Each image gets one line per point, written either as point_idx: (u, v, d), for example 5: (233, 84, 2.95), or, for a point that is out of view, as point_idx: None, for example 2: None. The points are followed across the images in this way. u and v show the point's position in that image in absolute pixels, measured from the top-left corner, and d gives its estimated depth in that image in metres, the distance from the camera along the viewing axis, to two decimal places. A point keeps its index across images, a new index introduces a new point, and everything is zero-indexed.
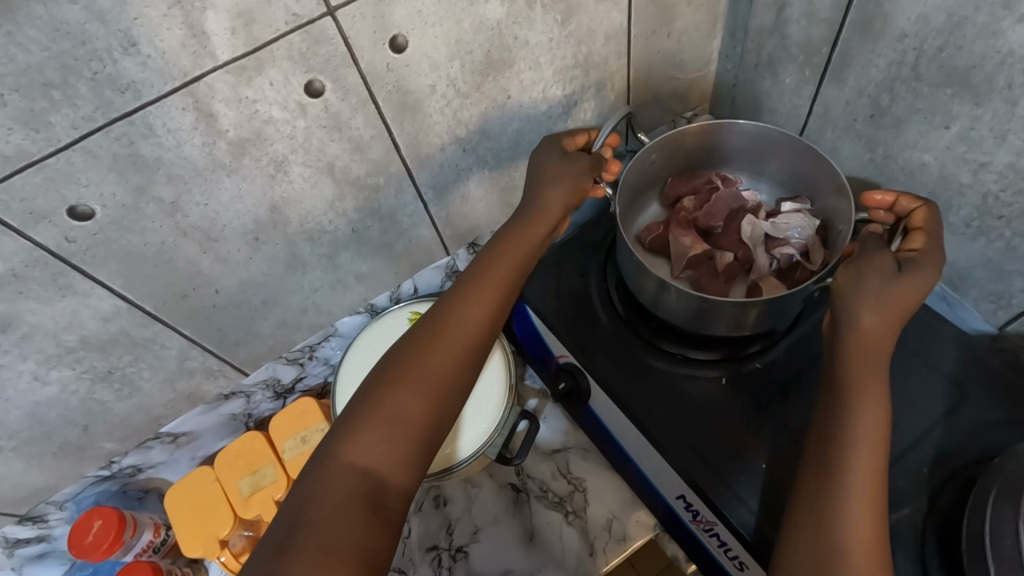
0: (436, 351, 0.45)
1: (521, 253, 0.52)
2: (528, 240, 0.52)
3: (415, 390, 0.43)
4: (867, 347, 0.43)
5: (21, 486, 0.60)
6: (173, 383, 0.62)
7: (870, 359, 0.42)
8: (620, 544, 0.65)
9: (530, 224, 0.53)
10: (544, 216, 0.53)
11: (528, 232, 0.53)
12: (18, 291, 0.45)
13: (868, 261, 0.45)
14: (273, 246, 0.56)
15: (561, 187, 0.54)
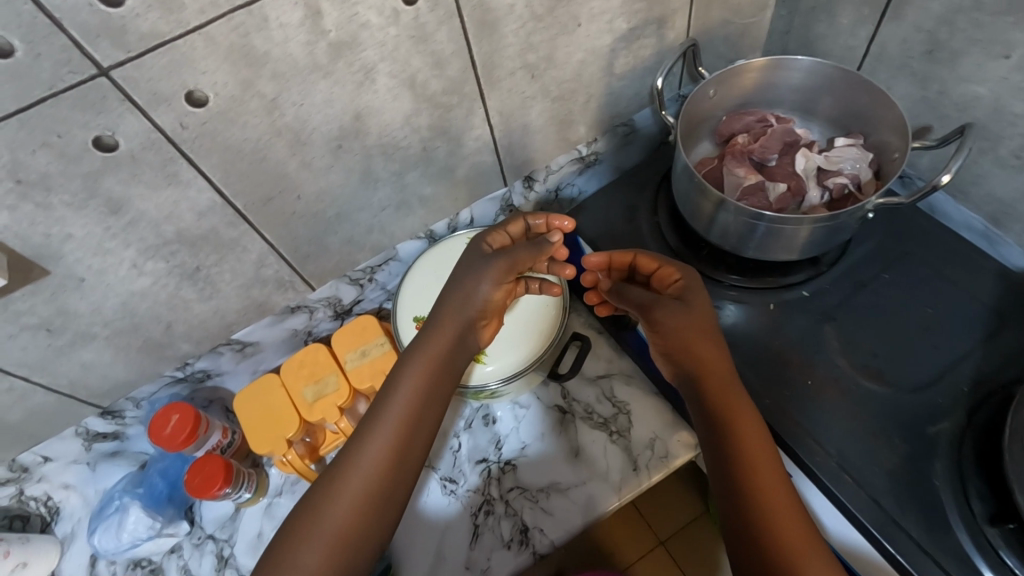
0: (361, 451, 0.51)
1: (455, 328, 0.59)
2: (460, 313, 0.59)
3: (347, 490, 0.49)
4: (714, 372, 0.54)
5: (107, 379, 0.65)
6: (249, 289, 0.66)
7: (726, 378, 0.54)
8: (662, 461, 0.68)
9: (436, 332, 0.58)
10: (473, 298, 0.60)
11: (439, 336, 0.58)
12: (134, 174, 0.49)
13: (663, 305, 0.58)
14: (352, 156, 0.59)
15: (472, 277, 0.60)
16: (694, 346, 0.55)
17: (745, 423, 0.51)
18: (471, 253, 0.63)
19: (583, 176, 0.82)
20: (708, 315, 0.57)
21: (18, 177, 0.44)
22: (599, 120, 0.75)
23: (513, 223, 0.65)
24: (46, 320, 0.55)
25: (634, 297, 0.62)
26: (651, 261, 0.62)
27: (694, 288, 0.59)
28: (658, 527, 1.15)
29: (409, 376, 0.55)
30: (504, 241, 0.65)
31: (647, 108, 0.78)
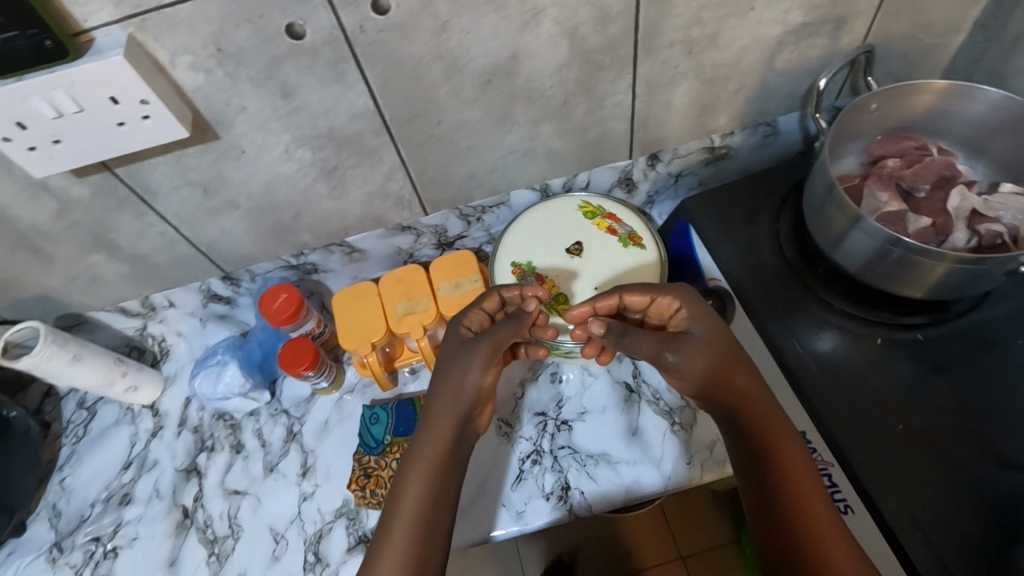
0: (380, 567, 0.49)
1: (456, 413, 0.57)
2: (457, 400, 0.57)
3: None
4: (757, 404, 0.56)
5: (237, 248, 0.72)
6: (373, 199, 0.70)
7: (773, 409, 0.56)
8: (718, 464, 0.67)
9: (434, 426, 0.56)
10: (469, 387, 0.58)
11: (437, 428, 0.56)
12: (310, 65, 0.53)
13: (679, 339, 0.58)
14: (498, 95, 0.61)
15: (463, 368, 0.58)
16: (727, 380, 0.56)
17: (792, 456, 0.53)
18: (448, 343, 0.61)
19: (709, 167, 0.80)
20: (725, 341, 0.58)
21: (220, 45, 0.50)
22: (742, 114, 0.73)
23: (488, 299, 0.63)
24: (206, 181, 0.62)
25: (642, 346, 0.58)
26: (643, 297, 0.60)
27: (701, 314, 0.59)
28: (682, 541, 1.14)
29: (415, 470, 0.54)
30: (481, 319, 0.63)
31: (795, 112, 0.75)
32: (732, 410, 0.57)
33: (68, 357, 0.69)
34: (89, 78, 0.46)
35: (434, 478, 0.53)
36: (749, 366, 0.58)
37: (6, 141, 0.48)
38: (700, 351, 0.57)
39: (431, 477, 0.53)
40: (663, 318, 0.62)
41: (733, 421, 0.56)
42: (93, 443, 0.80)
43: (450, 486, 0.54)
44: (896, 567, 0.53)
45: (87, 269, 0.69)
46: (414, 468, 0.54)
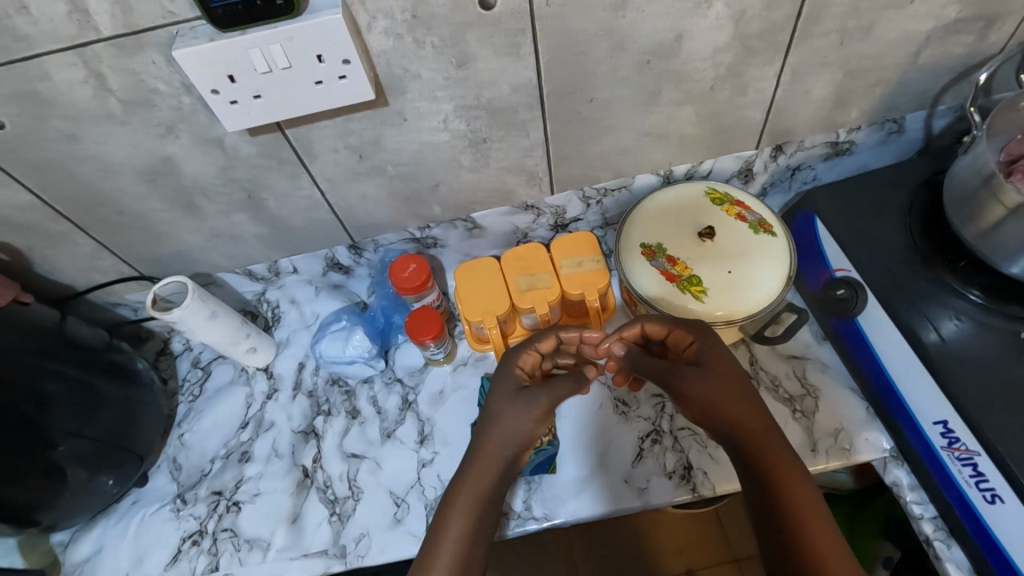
0: None
1: (500, 447, 0.60)
2: (499, 439, 0.61)
3: None
4: (755, 434, 0.58)
5: (370, 216, 0.74)
6: (508, 173, 0.72)
7: (770, 437, 0.57)
8: (843, 451, 0.68)
9: (478, 465, 0.60)
10: (512, 426, 0.61)
11: (482, 466, 0.59)
12: (490, 35, 0.55)
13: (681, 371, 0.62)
14: (652, 75, 0.62)
15: (515, 411, 0.62)
16: (726, 408, 0.59)
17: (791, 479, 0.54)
18: (502, 384, 0.65)
19: (827, 162, 0.81)
20: (726, 370, 0.62)
21: (416, 12, 0.51)
22: (872, 109, 0.74)
23: (547, 341, 0.68)
24: (362, 146, 0.63)
25: (649, 369, 0.66)
26: (661, 329, 0.66)
27: (706, 347, 0.63)
28: (735, 545, 1.16)
29: (457, 494, 0.58)
30: (534, 359, 0.68)
31: (923, 111, 0.75)
32: (730, 439, 0.59)
33: (208, 312, 0.70)
34: (307, 37, 0.48)
35: (478, 495, 0.58)
36: (747, 394, 0.60)
37: (214, 93, 0.50)
38: (704, 379, 0.61)
39: (473, 498, 0.58)
40: (679, 349, 0.67)
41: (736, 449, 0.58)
42: (209, 400, 0.82)
43: (493, 503, 0.58)
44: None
45: (230, 229, 0.71)
46: (457, 505, 0.57)
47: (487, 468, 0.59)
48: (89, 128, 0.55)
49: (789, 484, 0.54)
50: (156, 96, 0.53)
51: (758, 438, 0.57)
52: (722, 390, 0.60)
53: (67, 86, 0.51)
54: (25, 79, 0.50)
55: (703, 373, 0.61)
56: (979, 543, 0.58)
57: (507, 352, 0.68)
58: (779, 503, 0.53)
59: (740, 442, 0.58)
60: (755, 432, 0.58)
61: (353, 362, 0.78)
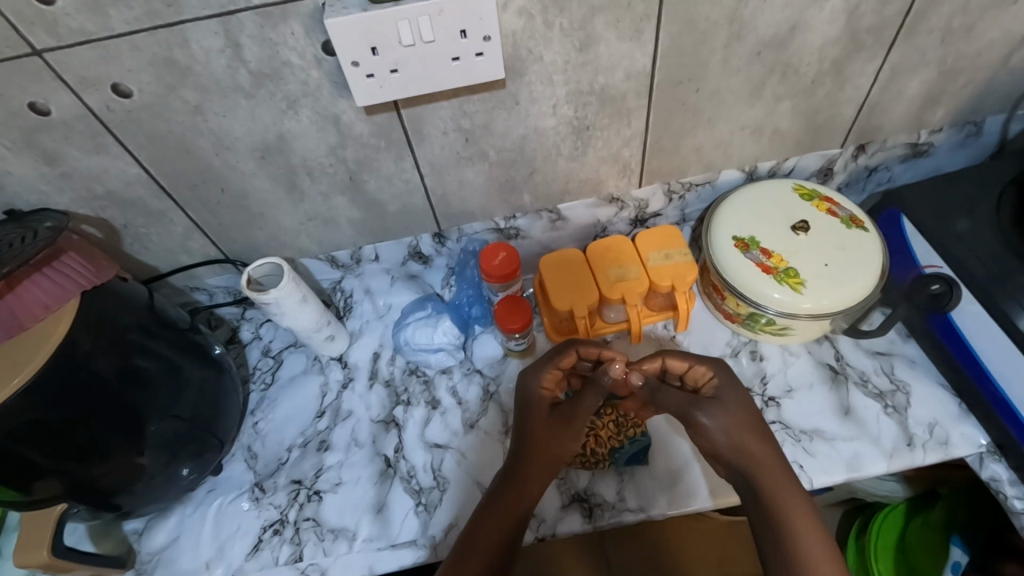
0: None
1: (532, 475, 0.61)
2: (530, 464, 0.62)
3: None
4: (768, 470, 0.59)
5: (462, 203, 0.74)
6: (604, 163, 0.72)
7: (782, 474, 0.58)
8: (940, 446, 0.68)
9: (510, 487, 0.61)
10: (543, 454, 0.63)
11: (515, 493, 0.60)
12: (618, 18, 0.56)
13: (703, 405, 0.62)
14: (761, 67, 0.64)
15: (545, 441, 0.63)
16: (746, 443, 0.60)
17: (793, 505, 0.56)
18: (531, 406, 0.66)
19: (905, 164, 0.82)
20: (745, 408, 0.63)
21: None
22: (957, 110, 0.75)
23: (564, 357, 0.68)
24: (472, 129, 0.64)
25: (672, 402, 0.65)
26: (682, 363, 0.66)
27: (727, 386, 0.65)
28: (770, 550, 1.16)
29: (486, 526, 0.58)
30: (555, 377, 0.68)
31: (1003, 114, 0.77)
32: (744, 473, 0.59)
33: (300, 295, 0.70)
34: (457, 10, 0.48)
35: (510, 520, 0.59)
36: (764, 434, 0.62)
37: (354, 65, 0.51)
38: (725, 412, 0.62)
39: (508, 521, 0.58)
40: (696, 386, 0.67)
41: (746, 480, 0.59)
42: (283, 389, 0.81)
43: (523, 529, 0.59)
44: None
45: (326, 211, 0.71)
46: (487, 525, 0.58)
47: (520, 493, 0.60)
48: (215, 100, 0.55)
49: (792, 509, 0.56)
50: (287, 69, 0.54)
51: (771, 469, 0.59)
52: (741, 426, 0.61)
53: (205, 54, 0.51)
54: (167, 45, 0.50)
55: (724, 410, 0.62)
56: None
57: (528, 370, 0.69)
58: (786, 528, 0.54)
59: (753, 474, 0.58)
60: (765, 466, 0.59)
61: (439, 350, 0.78)
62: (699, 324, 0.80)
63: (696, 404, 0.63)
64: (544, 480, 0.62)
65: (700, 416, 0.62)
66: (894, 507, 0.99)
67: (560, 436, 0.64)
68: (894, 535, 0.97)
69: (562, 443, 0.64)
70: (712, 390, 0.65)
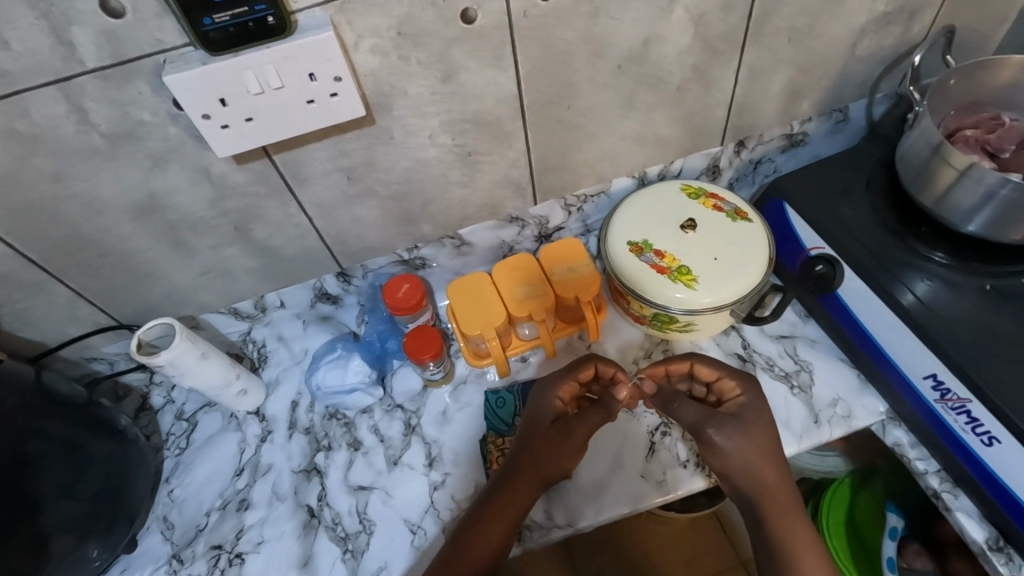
0: None
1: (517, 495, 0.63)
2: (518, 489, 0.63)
3: None
4: (776, 499, 0.62)
5: (361, 239, 0.74)
6: (496, 186, 0.74)
7: (787, 499, 0.62)
8: (845, 420, 0.71)
9: (498, 503, 0.63)
10: (532, 473, 0.63)
11: (503, 510, 0.62)
12: (474, 48, 0.57)
13: (722, 425, 0.62)
14: (626, 79, 0.66)
15: (534, 463, 0.64)
16: (760, 471, 0.62)
17: (798, 536, 0.61)
18: (537, 419, 0.67)
19: (785, 155, 0.86)
20: (766, 432, 0.63)
21: (402, 29, 0.53)
22: (822, 100, 0.80)
23: (585, 370, 0.69)
24: (353, 167, 0.64)
25: (687, 415, 0.65)
26: (711, 373, 0.68)
27: (751, 406, 0.65)
28: (739, 544, 1.16)
29: (480, 538, 0.61)
30: (572, 389, 0.69)
31: (864, 99, 0.82)
32: (754, 497, 0.62)
33: (198, 353, 0.68)
34: (300, 55, 0.49)
35: (494, 543, 0.61)
36: (779, 458, 0.63)
37: (205, 118, 0.50)
38: (742, 436, 0.62)
39: (496, 534, 0.61)
40: (722, 398, 0.68)
41: (754, 504, 0.62)
42: (200, 450, 0.78)
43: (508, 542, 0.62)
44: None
45: (219, 263, 0.70)
46: (480, 533, 0.61)
47: (509, 507, 0.62)
48: (73, 165, 0.54)
49: (796, 544, 0.61)
50: (143, 128, 0.53)
51: (778, 494, 0.62)
52: (758, 452, 0.62)
53: (49, 121, 0.50)
54: (6, 117, 0.49)
55: (743, 432, 0.62)
56: (981, 483, 0.62)
57: (550, 376, 0.69)
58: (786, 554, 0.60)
59: (761, 502, 0.62)
60: (776, 493, 0.62)
61: (353, 391, 0.77)
62: (611, 331, 0.82)
63: (714, 425, 0.63)
64: (535, 492, 0.63)
65: (719, 437, 0.62)
66: (839, 483, 1.00)
67: (554, 453, 0.64)
68: (844, 510, 0.97)
69: (555, 458, 0.64)
70: (736, 406, 0.65)
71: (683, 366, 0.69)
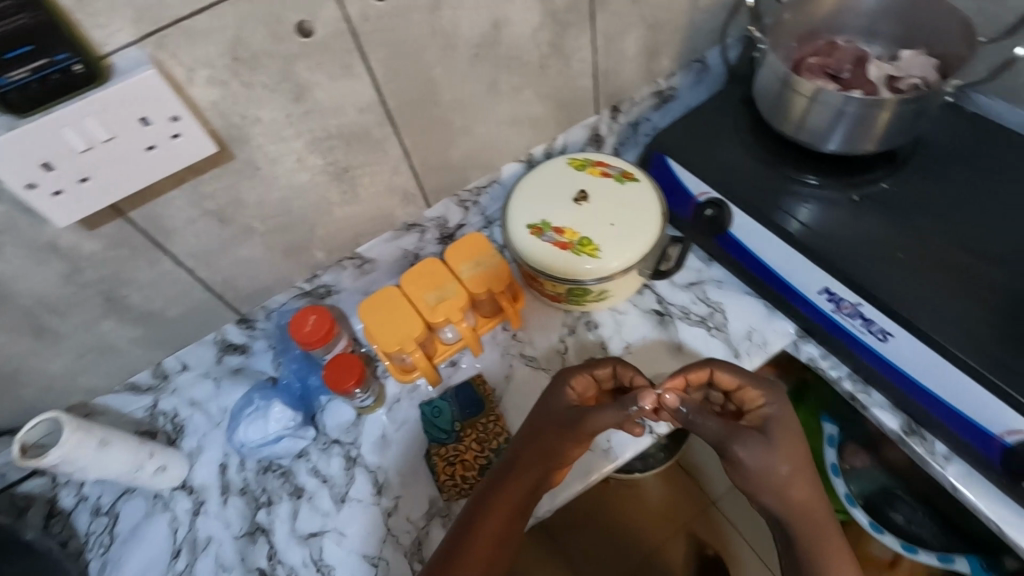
0: None
1: (519, 493, 0.62)
2: (520, 485, 0.62)
3: None
4: (809, 513, 0.60)
5: (252, 280, 0.70)
6: (382, 197, 0.71)
7: (819, 507, 0.60)
8: (761, 348, 0.75)
9: (498, 502, 0.61)
10: (535, 465, 0.63)
11: (503, 507, 0.61)
12: (320, 61, 0.55)
13: (752, 439, 0.58)
14: (486, 66, 0.66)
15: (538, 448, 0.63)
16: (793, 488, 0.59)
17: (828, 542, 0.60)
18: (545, 407, 0.66)
19: (660, 111, 0.89)
20: (795, 446, 0.60)
21: (235, 54, 0.50)
22: (679, 53, 0.83)
23: (603, 366, 0.66)
24: (222, 208, 0.60)
25: (708, 429, 0.60)
26: (733, 381, 0.64)
27: (778, 416, 0.62)
28: (709, 487, 1.20)
29: (482, 531, 0.60)
30: (585, 382, 0.67)
31: (717, 46, 0.86)
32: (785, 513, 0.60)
33: (95, 441, 0.62)
34: (123, 99, 0.45)
35: (491, 541, 0.60)
36: (811, 471, 0.60)
37: (31, 188, 0.45)
38: (772, 453, 0.58)
39: (495, 529, 0.60)
40: (742, 406, 0.65)
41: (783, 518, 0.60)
42: (128, 542, 0.72)
43: (508, 537, 0.61)
44: (968, 382, 0.60)
45: (99, 339, 0.64)
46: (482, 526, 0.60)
47: (511, 500, 0.61)
48: None
49: (824, 553, 0.59)
50: None
51: (811, 508, 0.60)
52: (789, 468, 0.58)
53: None
54: None
55: (771, 448, 0.58)
56: (884, 377, 0.67)
57: (563, 370, 0.68)
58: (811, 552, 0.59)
59: (790, 517, 0.60)
60: (809, 504, 0.60)
61: (280, 438, 0.72)
62: (533, 315, 0.82)
63: (742, 439, 0.58)
64: (538, 473, 0.63)
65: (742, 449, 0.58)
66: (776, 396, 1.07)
67: (557, 438, 0.63)
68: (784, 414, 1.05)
69: (561, 444, 0.63)
70: (763, 416, 0.62)
71: (705, 374, 0.66)
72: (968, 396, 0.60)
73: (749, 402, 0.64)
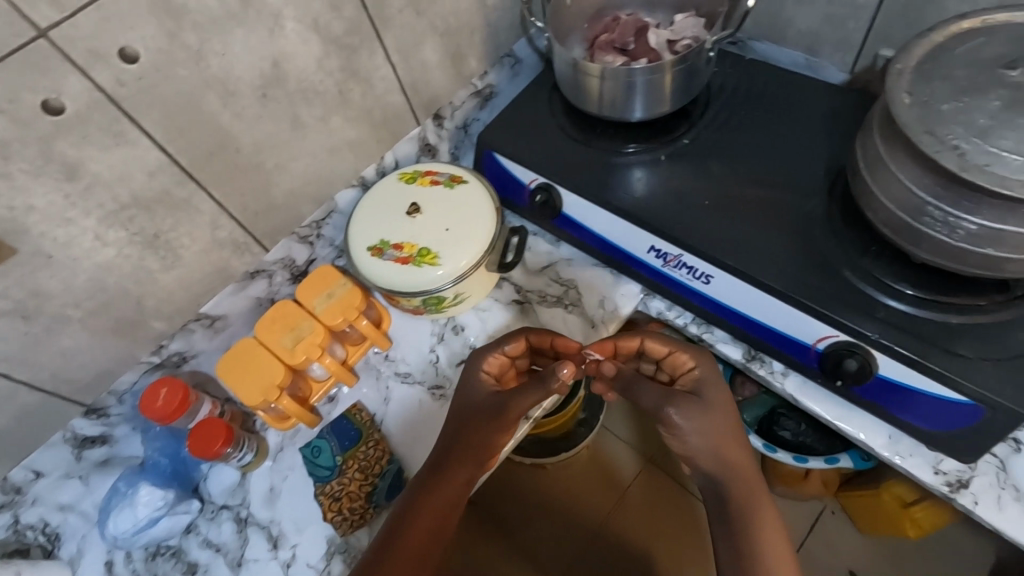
0: None
1: (452, 487, 0.62)
2: (454, 478, 0.63)
3: None
4: (745, 474, 0.61)
5: (87, 368, 0.67)
6: (209, 253, 0.70)
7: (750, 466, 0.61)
8: (614, 314, 0.79)
9: (429, 496, 0.62)
10: (469, 455, 0.64)
11: (434, 501, 0.61)
12: (83, 136, 0.53)
13: (687, 401, 0.61)
14: (278, 104, 0.66)
15: (468, 436, 0.64)
16: (728, 449, 0.60)
17: (764, 505, 0.60)
18: (472, 393, 0.68)
19: (486, 108, 0.92)
20: (723, 404, 0.63)
21: None
22: (485, 52, 0.86)
23: (516, 341, 0.69)
24: (21, 304, 0.57)
25: (646, 396, 0.63)
26: (663, 348, 0.67)
27: (708, 381, 0.65)
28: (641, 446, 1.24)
29: (415, 528, 0.60)
30: (500, 363, 0.70)
31: (522, 38, 0.90)
32: (719, 476, 0.60)
33: None
34: None
35: (422, 541, 0.59)
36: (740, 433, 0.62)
37: None
38: (704, 416, 0.61)
39: (427, 526, 0.60)
40: (674, 372, 0.68)
41: (717, 483, 0.61)
42: None
43: (441, 534, 0.61)
44: (784, 306, 0.65)
45: None
46: (416, 522, 0.60)
47: (444, 493, 0.62)
48: None
49: (762, 516, 0.59)
50: None
51: (745, 469, 0.61)
52: (718, 430, 0.60)
53: None
54: None
55: (703, 408, 0.61)
56: (717, 314, 0.73)
57: (478, 350, 0.70)
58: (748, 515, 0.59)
59: (725, 481, 0.60)
60: (741, 462, 0.61)
61: (156, 521, 0.69)
62: (401, 332, 0.83)
63: (679, 401, 0.61)
64: (471, 466, 0.64)
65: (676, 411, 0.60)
66: None
67: (486, 425, 0.65)
68: None
69: (491, 432, 0.65)
70: (693, 380, 0.65)
71: (633, 342, 0.69)
72: (784, 314, 0.66)
73: (677, 367, 0.68)
